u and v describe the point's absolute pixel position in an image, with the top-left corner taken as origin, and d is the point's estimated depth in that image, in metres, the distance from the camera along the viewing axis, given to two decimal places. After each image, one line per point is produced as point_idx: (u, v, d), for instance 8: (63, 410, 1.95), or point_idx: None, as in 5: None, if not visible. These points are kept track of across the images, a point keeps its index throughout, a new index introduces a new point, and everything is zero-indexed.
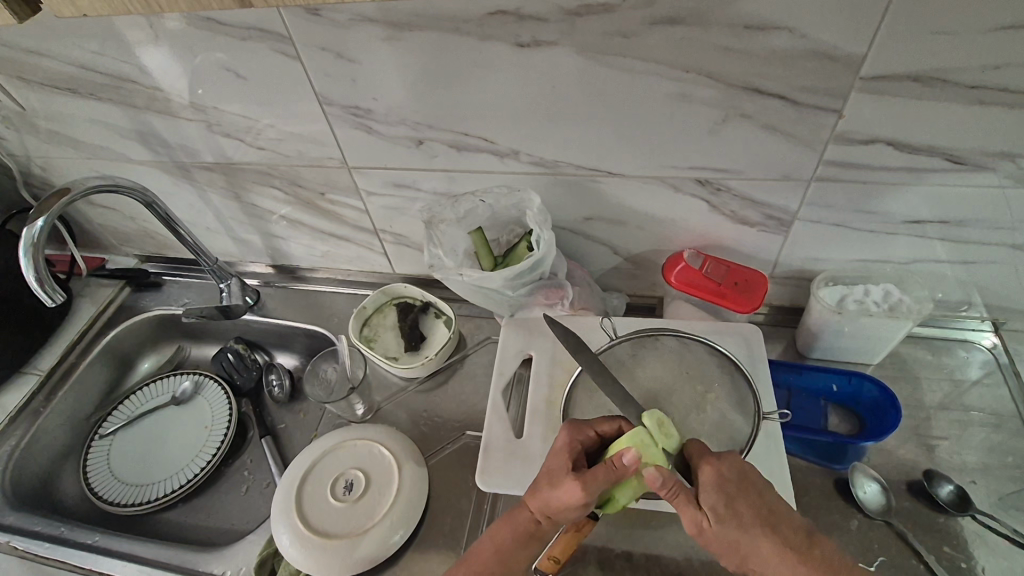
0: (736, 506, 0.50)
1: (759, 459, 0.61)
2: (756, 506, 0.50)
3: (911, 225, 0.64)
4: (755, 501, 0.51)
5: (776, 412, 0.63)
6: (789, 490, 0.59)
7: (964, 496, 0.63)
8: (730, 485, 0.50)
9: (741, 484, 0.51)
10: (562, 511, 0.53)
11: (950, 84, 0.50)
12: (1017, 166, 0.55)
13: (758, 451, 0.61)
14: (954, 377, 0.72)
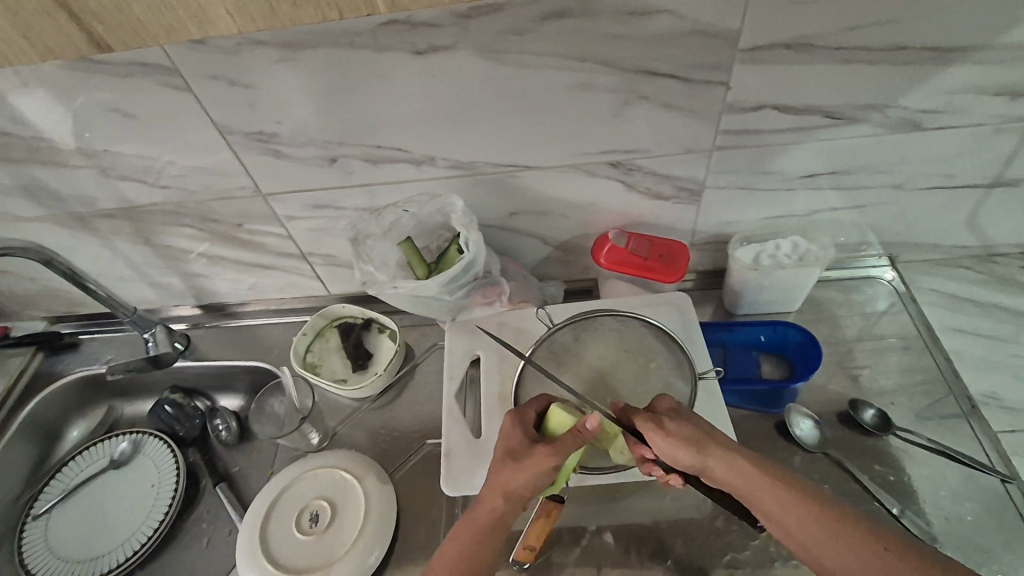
0: (688, 421, 0.56)
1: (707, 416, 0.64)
2: (704, 427, 0.56)
3: (806, 179, 0.69)
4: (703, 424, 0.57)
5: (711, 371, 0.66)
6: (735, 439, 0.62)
7: (886, 417, 0.69)
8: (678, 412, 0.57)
9: (687, 412, 0.57)
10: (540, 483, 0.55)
11: (817, 48, 0.55)
12: (886, 116, 0.61)
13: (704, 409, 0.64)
14: (864, 312, 0.79)
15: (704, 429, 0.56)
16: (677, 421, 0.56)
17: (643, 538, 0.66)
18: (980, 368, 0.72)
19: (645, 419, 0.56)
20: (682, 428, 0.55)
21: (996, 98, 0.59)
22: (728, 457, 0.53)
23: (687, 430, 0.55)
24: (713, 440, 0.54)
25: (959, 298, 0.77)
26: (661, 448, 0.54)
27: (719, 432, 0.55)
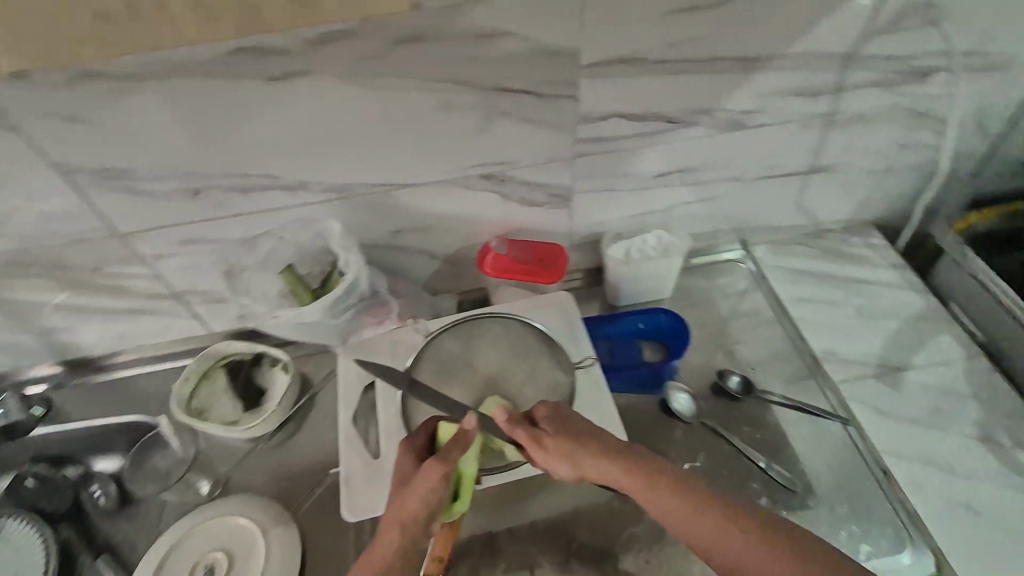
0: (567, 432, 0.59)
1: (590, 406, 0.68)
2: (583, 431, 0.60)
3: (660, 178, 0.77)
4: (582, 425, 0.61)
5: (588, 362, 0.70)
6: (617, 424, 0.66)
7: (748, 382, 0.77)
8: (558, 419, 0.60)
9: (568, 418, 0.60)
10: (431, 499, 0.55)
11: (647, 62, 0.62)
12: (714, 119, 0.70)
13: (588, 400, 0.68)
14: (727, 292, 0.88)
15: (581, 434, 0.59)
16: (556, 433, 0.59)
17: (549, 531, 0.69)
18: (822, 330, 0.82)
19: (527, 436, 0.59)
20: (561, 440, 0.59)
21: (797, 98, 0.70)
22: (603, 460, 0.59)
23: (564, 442, 0.59)
24: (588, 448, 0.59)
25: (800, 271, 0.89)
26: (542, 461, 0.59)
27: (596, 439, 0.60)
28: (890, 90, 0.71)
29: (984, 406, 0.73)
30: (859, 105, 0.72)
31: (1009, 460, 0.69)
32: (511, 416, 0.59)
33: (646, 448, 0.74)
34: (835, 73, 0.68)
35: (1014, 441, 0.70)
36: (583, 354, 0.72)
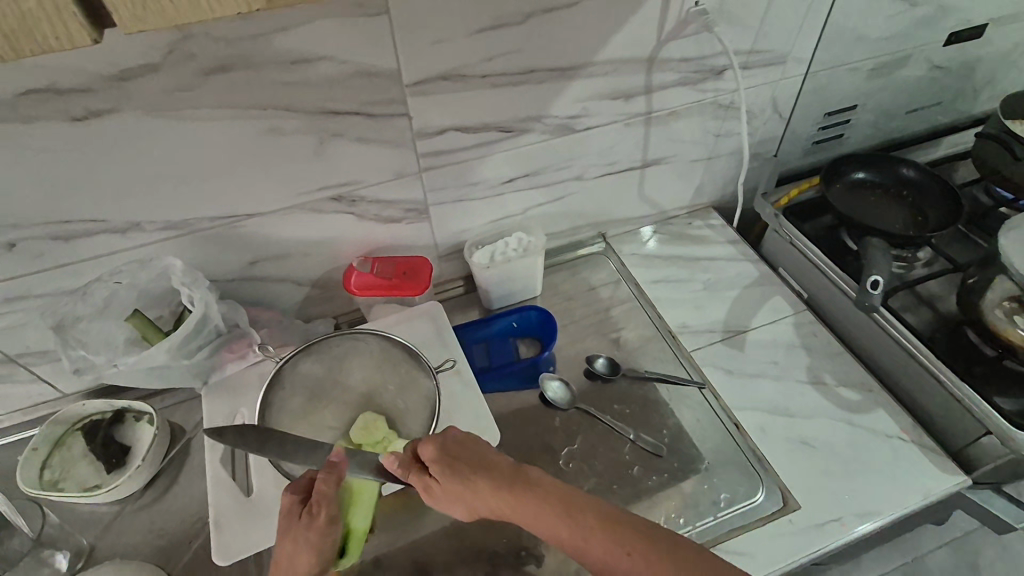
0: (451, 473, 0.57)
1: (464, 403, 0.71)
2: (472, 465, 0.58)
3: (508, 184, 0.83)
4: (470, 461, 0.58)
5: (451, 362, 0.73)
6: (489, 415, 0.69)
7: (614, 362, 0.83)
8: (439, 460, 0.58)
9: (457, 457, 0.58)
10: (318, 544, 0.55)
11: (468, 77, 0.67)
12: (544, 125, 0.76)
13: (461, 398, 0.71)
14: (590, 282, 0.95)
15: (461, 475, 0.57)
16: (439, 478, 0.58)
17: (437, 537, 0.69)
18: (675, 305, 0.91)
19: (419, 479, 0.59)
20: (444, 485, 0.57)
21: (615, 100, 0.78)
22: (488, 498, 0.56)
23: (450, 485, 0.57)
24: (471, 487, 0.56)
25: (652, 257, 0.98)
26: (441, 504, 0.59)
27: (480, 476, 0.56)
28: (692, 86, 0.81)
29: (811, 352, 0.83)
30: (670, 102, 0.82)
31: (834, 398, 0.78)
32: (402, 463, 0.59)
33: (527, 439, 0.77)
34: (642, 75, 0.76)
35: (836, 379, 0.80)
36: (456, 358, 0.74)
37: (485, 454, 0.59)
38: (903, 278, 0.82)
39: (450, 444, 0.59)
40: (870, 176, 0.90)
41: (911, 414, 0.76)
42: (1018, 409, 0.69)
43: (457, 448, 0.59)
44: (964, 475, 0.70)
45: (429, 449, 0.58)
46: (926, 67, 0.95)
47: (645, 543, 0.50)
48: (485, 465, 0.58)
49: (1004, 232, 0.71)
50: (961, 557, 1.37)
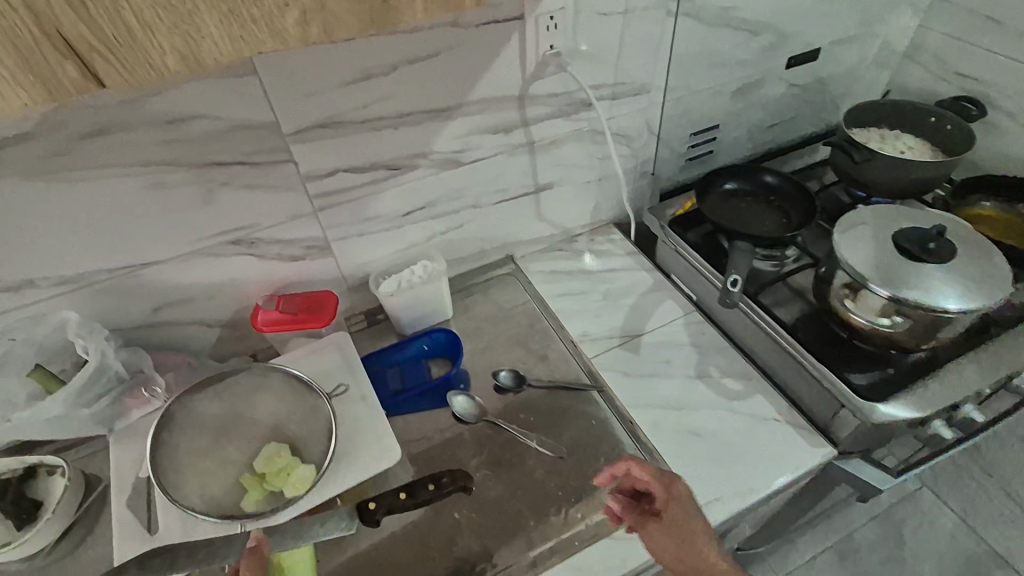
0: (682, 518, 0.63)
1: (365, 421, 0.74)
2: (694, 527, 0.62)
3: (406, 216, 0.89)
4: (696, 532, 0.62)
5: (341, 386, 0.78)
6: (386, 427, 0.73)
7: (518, 374, 0.88)
8: (678, 522, 0.63)
9: (688, 515, 0.63)
10: None
11: (347, 123, 0.73)
12: (430, 160, 0.83)
13: (362, 416, 0.75)
14: (499, 302, 1.02)
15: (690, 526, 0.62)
16: (665, 519, 0.63)
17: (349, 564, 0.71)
18: (577, 316, 0.98)
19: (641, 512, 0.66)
20: (673, 517, 0.63)
21: (495, 134, 0.85)
22: (699, 553, 0.60)
23: (666, 529, 0.63)
24: (692, 541, 0.61)
25: (556, 273, 1.05)
26: (648, 540, 0.64)
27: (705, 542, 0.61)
28: (567, 117, 0.89)
29: (698, 348, 0.91)
30: (549, 132, 0.90)
31: (719, 388, 0.85)
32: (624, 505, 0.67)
33: (437, 454, 0.81)
34: (516, 111, 0.84)
35: (720, 371, 0.87)
36: (360, 383, 0.79)
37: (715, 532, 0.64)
38: (770, 274, 0.91)
39: (687, 508, 0.63)
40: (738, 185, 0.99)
41: (785, 395, 0.84)
42: (867, 381, 0.77)
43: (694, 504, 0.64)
44: (828, 445, 0.78)
45: (659, 490, 0.65)
46: (782, 85, 1.07)
47: None
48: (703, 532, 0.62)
49: (841, 222, 0.80)
50: (888, 527, 1.45)
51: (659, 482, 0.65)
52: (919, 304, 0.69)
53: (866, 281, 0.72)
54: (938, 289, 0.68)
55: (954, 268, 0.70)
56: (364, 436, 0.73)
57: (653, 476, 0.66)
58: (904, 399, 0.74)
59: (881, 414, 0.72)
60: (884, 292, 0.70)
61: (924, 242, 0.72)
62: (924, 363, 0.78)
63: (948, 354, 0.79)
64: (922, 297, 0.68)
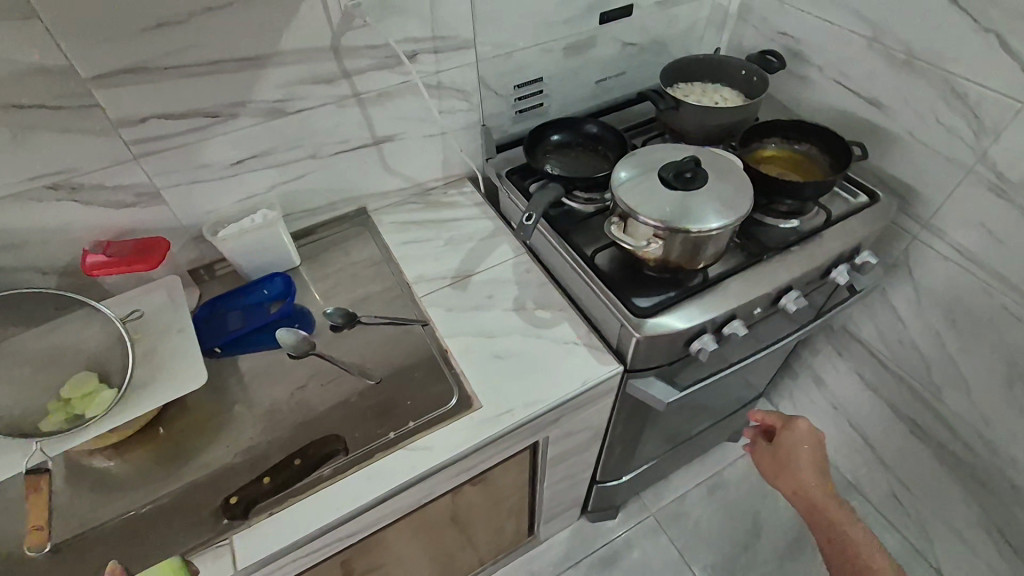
0: (784, 438, 0.97)
1: (178, 349, 0.80)
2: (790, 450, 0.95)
3: (239, 165, 0.93)
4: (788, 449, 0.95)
5: (144, 312, 0.84)
6: (195, 351, 0.79)
7: (349, 313, 0.94)
8: (785, 447, 0.96)
9: (790, 439, 0.96)
10: None
11: (150, 70, 0.77)
12: (251, 109, 0.87)
13: (176, 346, 0.80)
14: (347, 252, 1.07)
15: (790, 449, 0.95)
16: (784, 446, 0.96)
17: (172, 491, 0.77)
18: (417, 260, 1.04)
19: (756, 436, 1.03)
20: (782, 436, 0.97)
21: (317, 84, 0.89)
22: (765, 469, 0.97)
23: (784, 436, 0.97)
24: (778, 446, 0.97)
25: (405, 222, 1.11)
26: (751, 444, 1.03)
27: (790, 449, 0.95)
28: (392, 70, 0.94)
29: (521, 285, 0.98)
30: (376, 84, 0.94)
31: (531, 318, 0.93)
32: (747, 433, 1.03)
33: (265, 387, 0.88)
34: (334, 62, 0.88)
35: (536, 303, 0.95)
36: (181, 319, 0.83)
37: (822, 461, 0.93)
38: (587, 216, 1.00)
39: (795, 444, 0.95)
40: (562, 137, 1.06)
41: (589, 321, 0.93)
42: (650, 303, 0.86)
43: (802, 437, 0.95)
44: (616, 362, 0.87)
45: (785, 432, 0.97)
46: (615, 44, 1.14)
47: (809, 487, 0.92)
48: (795, 448, 0.95)
49: (619, 167, 0.87)
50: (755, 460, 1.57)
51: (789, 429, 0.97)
52: (676, 228, 0.76)
53: (633, 211, 0.78)
54: (694, 214, 0.77)
55: (706, 195, 0.79)
56: (174, 361, 0.79)
57: (785, 423, 0.97)
58: (673, 315, 0.83)
59: (652, 328, 0.82)
60: (650, 220, 0.77)
61: (682, 173, 0.80)
62: (700, 284, 0.87)
63: (722, 276, 0.87)
64: (681, 221, 0.76)
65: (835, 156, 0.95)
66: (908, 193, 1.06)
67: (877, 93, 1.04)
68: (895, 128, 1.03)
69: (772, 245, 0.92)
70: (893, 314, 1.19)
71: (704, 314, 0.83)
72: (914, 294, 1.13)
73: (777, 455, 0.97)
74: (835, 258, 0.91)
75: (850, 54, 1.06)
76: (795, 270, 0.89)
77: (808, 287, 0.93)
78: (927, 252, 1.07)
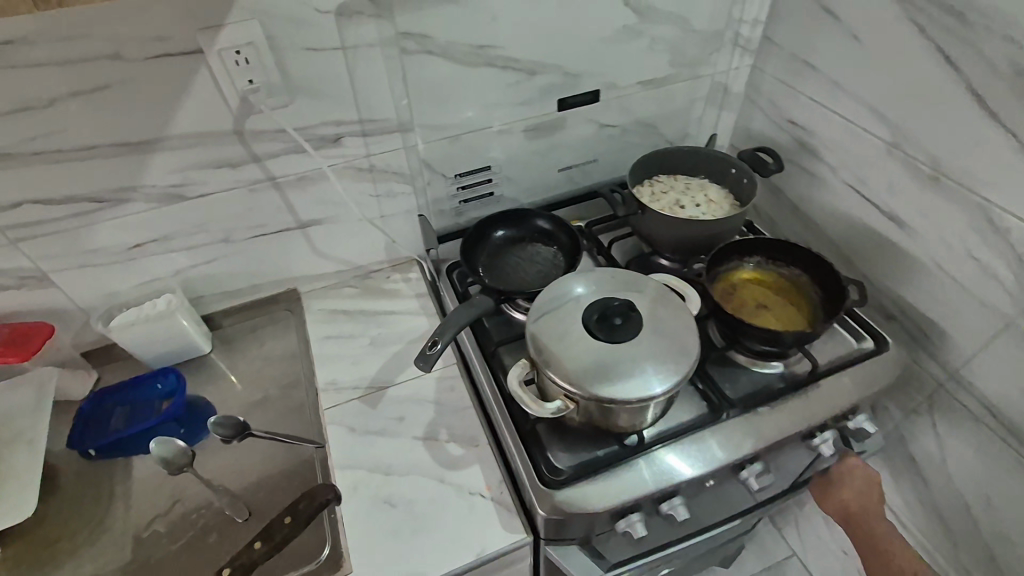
0: (850, 480, 0.82)
1: (20, 468, 0.76)
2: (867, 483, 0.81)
3: (138, 249, 0.84)
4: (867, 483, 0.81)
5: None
6: (35, 476, 0.75)
7: (241, 425, 0.79)
8: (843, 494, 0.81)
9: (859, 476, 0.81)
10: None
11: (15, 155, 0.69)
12: (144, 194, 0.78)
13: (19, 465, 0.76)
14: (263, 341, 0.97)
15: (846, 499, 0.81)
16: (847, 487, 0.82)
17: None
18: (333, 361, 0.91)
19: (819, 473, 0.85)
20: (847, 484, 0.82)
21: (221, 169, 0.80)
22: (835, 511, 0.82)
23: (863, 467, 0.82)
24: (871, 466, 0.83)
25: (336, 311, 0.99)
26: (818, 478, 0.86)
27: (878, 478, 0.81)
28: (310, 154, 0.84)
29: (439, 408, 0.83)
30: (293, 168, 0.84)
31: (440, 454, 0.78)
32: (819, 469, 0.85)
33: (128, 505, 0.77)
34: (238, 146, 0.79)
35: (450, 435, 0.80)
36: (35, 429, 0.79)
37: (879, 495, 0.80)
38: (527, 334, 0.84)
39: (863, 482, 0.81)
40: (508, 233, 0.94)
41: (507, 468, 0.77)
42: (570, 466, 0.70)
43: (857, 479, 0.81)
44: (527, 532, 0.70)
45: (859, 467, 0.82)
46: (591, 125, 0.99)
47: (869, 539, 0.78)
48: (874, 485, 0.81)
49: (544, 293, 0.73)
50: None
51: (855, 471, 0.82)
52: (591, 393, 0.62)
53: (544, 365, 0.65)
54: (616, 374, 0.63)
55: (636, 345, 0.65)
56: (12, 485, 0.75)
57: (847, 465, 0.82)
58: (592, 487, 0.67)
59: (564, 504, 0.65)
60: (562, 381, 0.63)
61: (607, 317, 0.67)
62: (635, 447, 0.70)
63: (666, 438, 0.70)
64: (599, 385, 0.62)
65: (817, 275, 0.81)
66: (930, 331, 0.86)
67: (897, 208, 0.85)
68: (917, 252, 0.84)
69: (738, 400, 0.74)
70: (912, 468, 0.96)
71: (632, 490, 0.67)
72: (937, 449, 0.91)
73: (826, 487, 0.84)
74: (817, 424, 0.73)
75: (867, 158, 0.87)
76: (760, 436, 0.71)
77: (781, 456, 0.75)
78: (954, 406, 0.85)
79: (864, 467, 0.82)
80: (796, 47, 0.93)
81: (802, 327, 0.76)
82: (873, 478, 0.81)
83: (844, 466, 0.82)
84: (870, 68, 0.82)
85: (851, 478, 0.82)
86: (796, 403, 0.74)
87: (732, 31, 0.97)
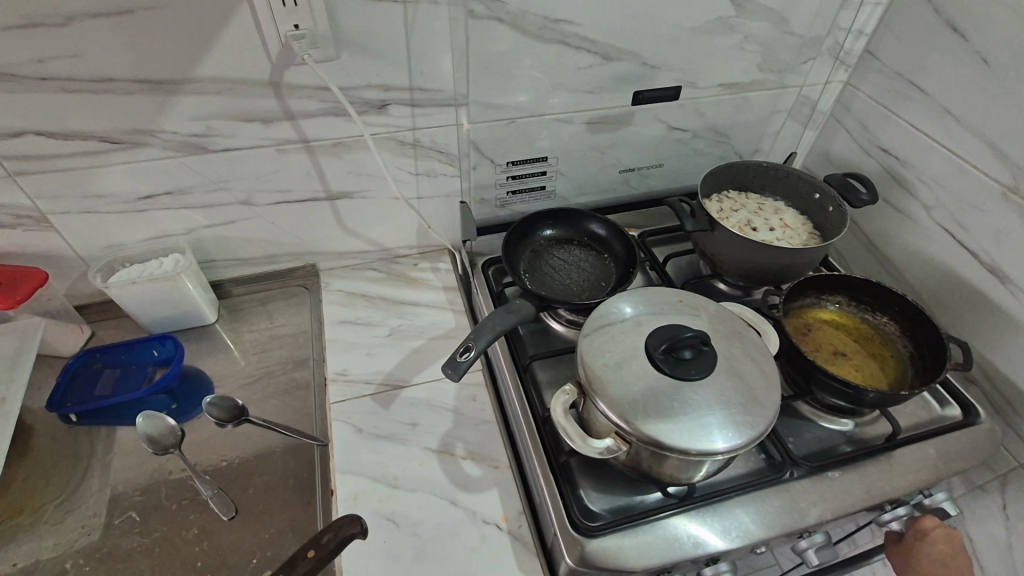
0: (931, 547, 0.68)
1: None
2: (950, 555, 0.67)
3: (149, 200, 0.76)
4: (947, 556, 0.67)
5: None
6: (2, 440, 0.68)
7: (241, 409, 0.74)
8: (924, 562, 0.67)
9: (942, 545, 0.68)
10: None
11: (23, 76, 0.60)
12: (162, 140, 0.70)
13: None
14: (272, 317, 0.89)
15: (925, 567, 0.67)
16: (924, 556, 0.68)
17: None
18: (346, 349, 0.82)
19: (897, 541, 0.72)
20: (926, 554, 0.68)
21: (249, 123, 0.71)
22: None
23: (944, 537, 0.68)
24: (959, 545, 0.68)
25: (355, 294, 0.90)
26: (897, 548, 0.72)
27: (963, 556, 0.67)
28: (349, 119, 0.75)
29: (457, 419, 0.74)
30: (329, 132, 0.75)
31: (453, 472, 0.69)
32: (899, 534, 0.73)
33: (105, 480, 0.70)
34: (272, 100, 0.70)
35: (467, 451, 0.71)
36: (9, 386, 0.72)
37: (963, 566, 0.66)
38: (566, 348, 0.76)
39: (941, 552, 0.67)
40: (558, 233, 0.87)
41: (528, 498, 0.68)
42: (604, 511, 0.62)
43: (936, 550, 0.68)
44: None
45: (940, 537, 0.68)
46: (660, 126, 0.89)
47: None
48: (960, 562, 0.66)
49: (598, 308, 0.64)
50: None
51: (933, 538, 0.69)
52: (647, 436, 0.53)
53: (593, 394, 0.56)
54: (679, 418, 0.53)
55: (706, 386, 0.55)
56: None
57: (924, 529, 0.70)
58: (630, 539, 0.58)
59: (596, 556, 0.56)
60: (613, 416, 0.54)
61: (675, 349, 0.56)
62: (681, 498, 0.61)
63: (716, 493, 0.62)
64: (658, 428, 0.53)
65: (907, 325, 0.74)
66: (1017, 403, 0.75)
67: (1001, 260, 0.75)
68: (1018, 313, 0.73)
69: (802, 459, 0.65)
70: None
71: (676, 549, 0.58)
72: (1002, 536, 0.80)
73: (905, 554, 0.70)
74: (886, 499, 0.64)
75: (973, 200, 0.77)
76: (820, 505, 0.62)
77: (840, 526, 0.66)
78: None
79: (946, 533, 0.69)
80: (904, 66, 0.83)
81: (883, 388, 0.69)
82: (954, 546, 0.67)
83: (920, 528, 0.70)
84: (995, 98, 0.72)
85: (931, 544, 0.68)
86: (862, 473, 0.65)
87: (833, 40, 0.86)
